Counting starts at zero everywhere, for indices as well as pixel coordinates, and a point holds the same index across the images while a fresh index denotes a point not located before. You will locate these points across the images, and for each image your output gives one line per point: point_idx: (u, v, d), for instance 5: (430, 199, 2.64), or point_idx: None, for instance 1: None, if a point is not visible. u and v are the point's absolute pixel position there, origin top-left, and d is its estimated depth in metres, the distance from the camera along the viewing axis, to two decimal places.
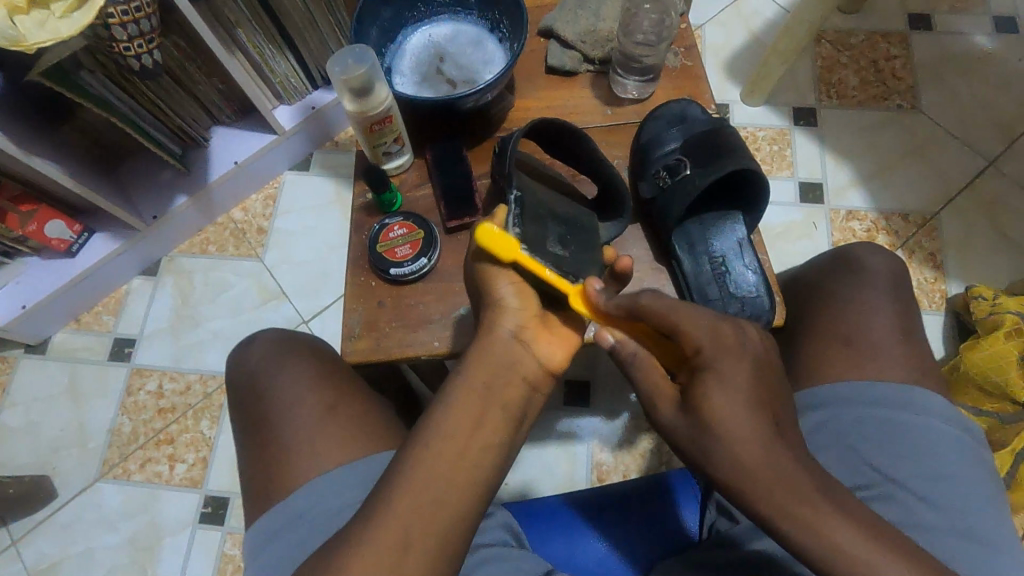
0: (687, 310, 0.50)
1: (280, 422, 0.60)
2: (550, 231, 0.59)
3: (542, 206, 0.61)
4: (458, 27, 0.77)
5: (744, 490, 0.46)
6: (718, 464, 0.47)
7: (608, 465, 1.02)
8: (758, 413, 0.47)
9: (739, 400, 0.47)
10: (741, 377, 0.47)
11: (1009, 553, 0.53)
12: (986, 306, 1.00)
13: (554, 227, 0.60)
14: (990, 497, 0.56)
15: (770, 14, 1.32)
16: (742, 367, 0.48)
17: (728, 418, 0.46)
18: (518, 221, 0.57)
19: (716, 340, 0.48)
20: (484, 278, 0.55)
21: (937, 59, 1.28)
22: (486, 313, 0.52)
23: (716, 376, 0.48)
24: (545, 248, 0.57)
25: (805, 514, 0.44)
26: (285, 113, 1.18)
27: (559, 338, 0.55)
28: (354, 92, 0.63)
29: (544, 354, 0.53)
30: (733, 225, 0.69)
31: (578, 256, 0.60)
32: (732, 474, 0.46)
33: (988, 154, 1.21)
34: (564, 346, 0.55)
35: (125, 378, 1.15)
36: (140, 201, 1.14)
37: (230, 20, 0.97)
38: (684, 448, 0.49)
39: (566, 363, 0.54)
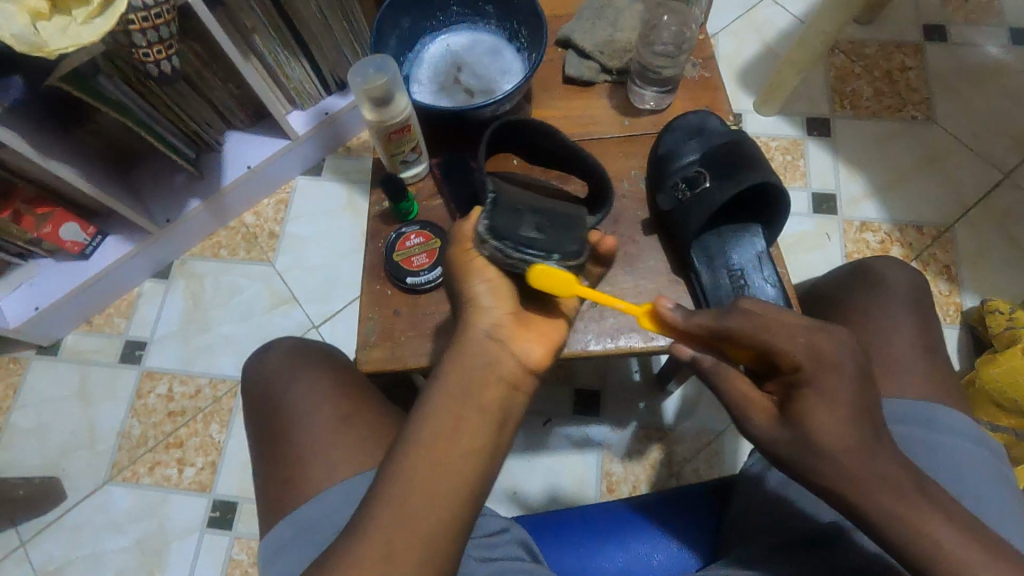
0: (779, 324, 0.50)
1: (295, 430, 0.60)
2: (526, 217, 0.57)
3: (522, 198, 0.59)
4: (475, 36, 0.78)
5: (853, 498, 0.47)
6: (822, 476, 0.47)
7: (618, 475, 1.01)
8: (861, 423, 0.47)
9: (842, 414, 0.47)
10: (847, 393, 0.47)
11: None
12: (1003, 320, 0.99)
13: (531, 214, 0.58)
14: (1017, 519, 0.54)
15: (783, 24, 1.31)
16: (844, 380, 0.47)
17: (834, 432, 0.46)
18: (489, 214, 0.55)
19: (814, 353, 0.48)
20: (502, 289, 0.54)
21: (952, 70, 1.27)
22: (502, 324, 0.51)
23: (816, 391, 0.48)
24: (516, 232, 0.55)
25: (903, 511, 0.45)
26: (299, 118, 1.18)
27: (537, 335, 0.53)
28: (374, 101, 0.63)
29: (523, 352, 0.51)
30: (751, 239, 0.69)
31: (556, 239, 0.56)
32: (841, 483, 0.47)
33: (1004, 167, 1.20)
34: (542, 343, 0.52)
35: (136, 381, 1.15)
36: (154, 204, 1.14)
37: (247, 27, 0.98)
38: (783, 457, 0.49)
39: (547, 361, 0.51)
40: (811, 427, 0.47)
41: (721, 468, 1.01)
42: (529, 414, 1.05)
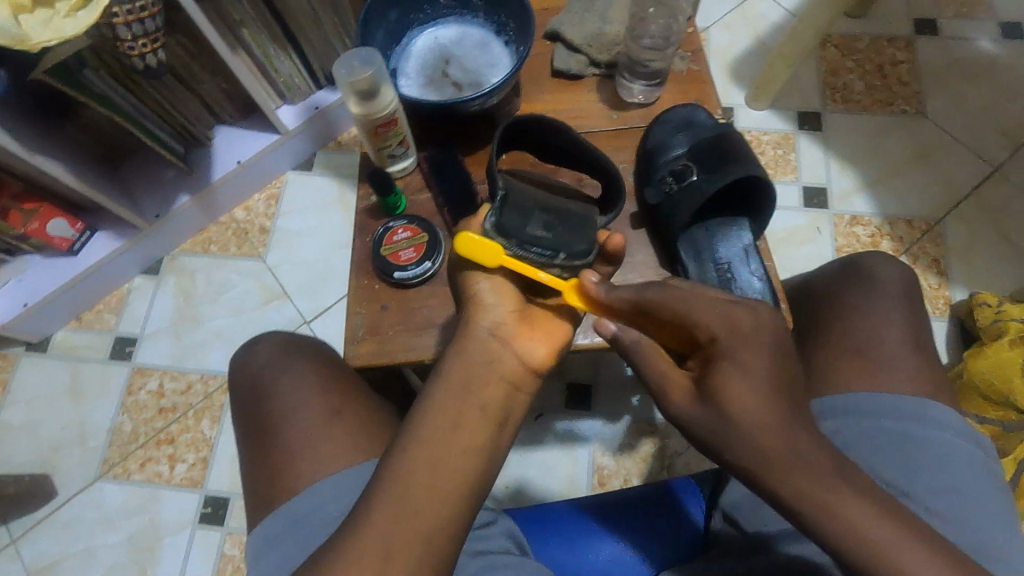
0: (693, 299, 0.50)
1: (282, 426, 0.60)
2: (535, 213, 0.58)
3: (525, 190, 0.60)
4: (463, 30, 0.77)
5: (770, 480, 0.46)
6: (738, 450, 0.47)
7: (609, 469, 1.01)
8: (774, 397, 0.47)
9: (754, 386, 0.47)
10: (758, 365, 0.47)
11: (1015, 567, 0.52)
12: (991, 313, 1.00)
13: (542, 211, 0.58)
14: (1002, 512, 0.55)
15: (775, 18, 1.31)
16: (759, 355, 0.48)
17: (744, 402, 0.47)
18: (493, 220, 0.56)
19: (730, 327, 0.49)
20: (490, 286, 0.54)
21: (943, 64, 1.28)
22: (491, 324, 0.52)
23: (730, 363, 0.48)
24: (524, 232, 0.56)
25: (817, 490, 0.45)
26: (289, 113, 1.18)
27: (542, 335, 0.54)
28: (360, 95, 0.63)
29: (528, 351, 0.52)
30: (739, 232, 0.69)
31: (566, 237, 0.57)
32: (754, 462, 0.47)
33: (993, 160, 1.20)
34: (548, 343, 0.54)
35: (126, 377, 1.15)
36: (143, 200, 1.13)
37: (235, 20, 0.97)
38: (699, 434, 0.49)
39: (550, 362, 0.53)
40: (725, 400, 0.47)
41: (712, 461, 1.02)
42: (520, 409, 1.05)
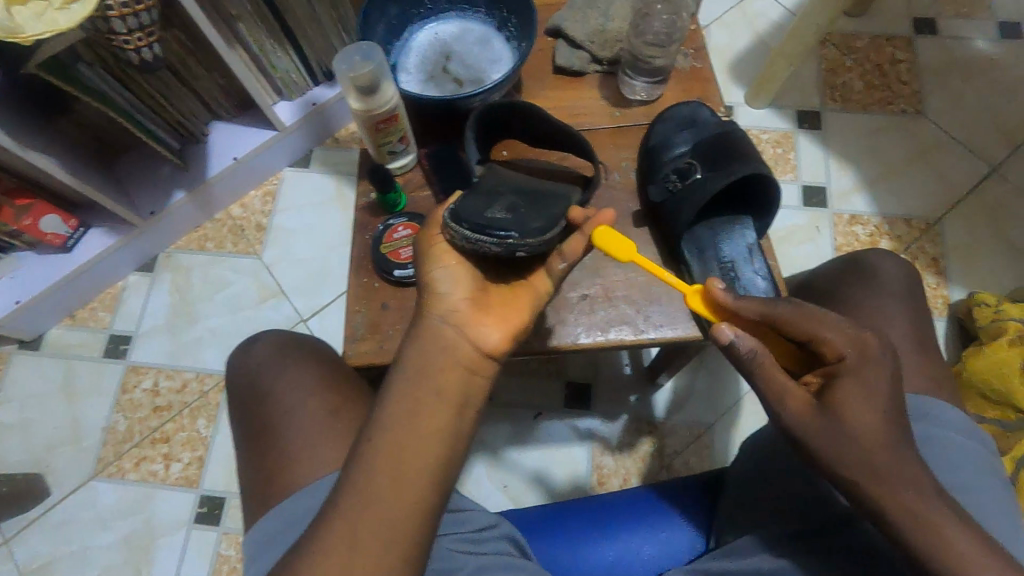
0: (823, 319, 0.50)
1: (280, 425, 0.59)
2: (500, 198, 0.57)
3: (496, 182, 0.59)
4: (464, 25, 0.76)
5: (883, 502, 0.46)
6: (852, 469, 0.47)
7: (608, 468, 1.01)
8: (897, 422, 0.47)
9: (880, 410, 0.47)
10: (886, 389, 0.47)
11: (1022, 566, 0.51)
12: (989, 313, 1.00)
13: (507, 198, 0.57)
14: (1007, 512, 0.54)
15: (775, 16, 1.31)
16: (884, 380, 0.48)
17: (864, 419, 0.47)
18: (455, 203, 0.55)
19: (860, 349, 0.48)
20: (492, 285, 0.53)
21: (942, 63, 1.28)
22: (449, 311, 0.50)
23: (858, 386, 0.48)
24: (481, 212, 0.54)
25: (928, 513, 0.45)
26: (286, 109, 1.17)
27: (496, 318, 0.51)
28: (359, 90, 0.62)
29: (481, 335, 0.49)
30: (742, 231, 0.68)
31: (523, 216, 0.55)
32: (867, 483, 0.46)
33: (992, 160, 1.21)
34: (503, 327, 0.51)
35: (121, 376, 1.14)
36: (138, 196, 1.12)
37: (232, 15, 0.96)
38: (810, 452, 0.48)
39: (505, 345, 0.50)
40: (846, 418, 0.47)
41: (712, 460, 1.01)
42: (520, 408, 1.04)
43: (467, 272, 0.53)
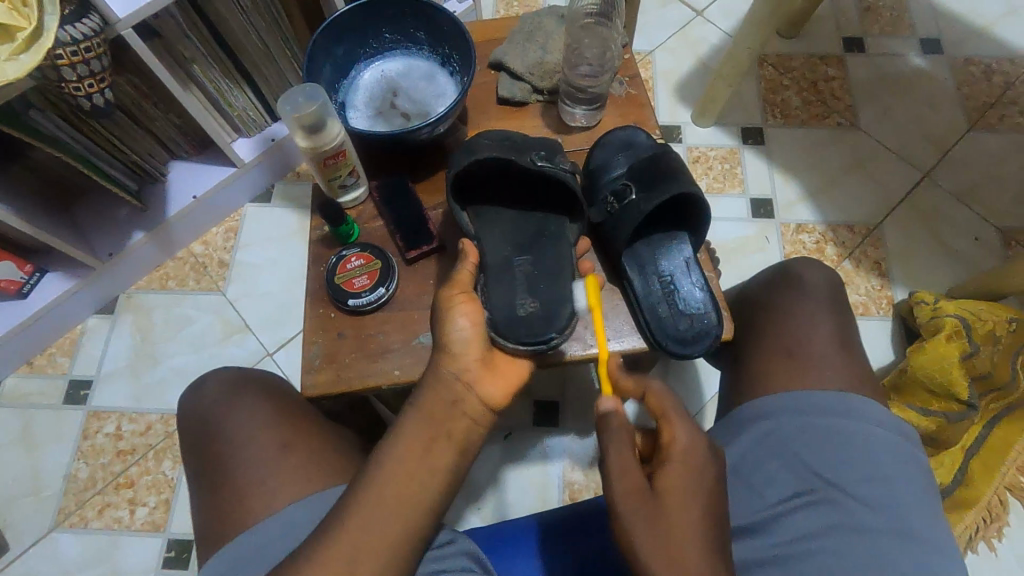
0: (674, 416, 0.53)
1: (233, 462, 0.60)
2: (517, 273, 0.65)
3: (504, 248, 0.67)
4: (410, 62, 0.80)
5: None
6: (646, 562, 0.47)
7: (579, 484, 1.02)
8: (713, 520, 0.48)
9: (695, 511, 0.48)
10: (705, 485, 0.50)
11: (937, 545, 0.56)
12: (928, 311, 1.05)
13: (519, 270, 0.66)
14: (925, 495, 0.58)
15: (716, 40, 1.38)
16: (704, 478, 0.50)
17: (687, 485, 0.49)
18: (482, 288, 0.63)
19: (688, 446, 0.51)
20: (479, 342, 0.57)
21: (872, 79, 1.36)
22: (462, 369, 0.55)
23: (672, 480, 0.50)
24: (512, 303, 0.63)
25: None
26: (244, 146, 1.18)
27: (501, 379, 0.57)
28: (306, 129, 0.64)
29: (487, 394, 0.55)
30: (680, 245, 0.71)
31: (544, 299, 0.64)
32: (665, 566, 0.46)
33: (923, 166, 1.28)
34: (504, 385, 0.57)
35: (81, 422, 1.11)
36: (95, 238, 1.12)
37: (186, 57, 0.98)
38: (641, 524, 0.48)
39: (506, 401, 0.56)
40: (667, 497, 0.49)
41: None
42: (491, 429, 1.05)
43: (480, 335, 0.57)
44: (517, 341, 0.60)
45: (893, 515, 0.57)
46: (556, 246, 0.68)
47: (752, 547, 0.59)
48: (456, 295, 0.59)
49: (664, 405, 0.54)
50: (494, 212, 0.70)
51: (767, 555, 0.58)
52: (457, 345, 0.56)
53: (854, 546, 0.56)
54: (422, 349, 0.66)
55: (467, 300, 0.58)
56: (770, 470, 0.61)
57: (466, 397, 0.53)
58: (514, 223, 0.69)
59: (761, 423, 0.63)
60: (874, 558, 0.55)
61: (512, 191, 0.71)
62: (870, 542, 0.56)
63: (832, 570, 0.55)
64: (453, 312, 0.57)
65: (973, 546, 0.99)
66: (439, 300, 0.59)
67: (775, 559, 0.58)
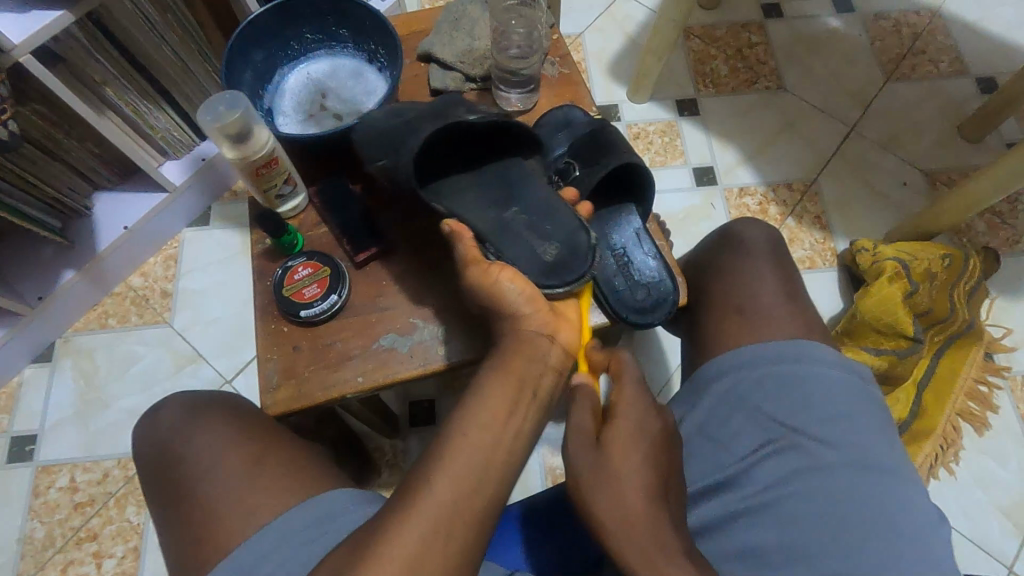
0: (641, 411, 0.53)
1: (202, 486, 0.57)
2: (518, 228, 0.62)
3: (486, 210, 0.63)
4: (334, 62, 0.78)
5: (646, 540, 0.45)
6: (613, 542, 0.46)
7: (561, 468, 1.04)
8: None
9: None
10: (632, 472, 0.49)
11: (894, 475, 0.58)
12: (869, 256, 1.10)
13: (518, 223, 0.62)
14: (879, 429, 0.61)
15: (642, 16, 1.40)
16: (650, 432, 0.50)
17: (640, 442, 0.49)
18: (495, 254, 0.61)
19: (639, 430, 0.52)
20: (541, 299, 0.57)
21: (792, 42, 1.41)
22: (541, 325, 0.55)
23: None
24: (534, 255, 0.60)
25: None
26: (174, 168, 1.13)
27: (565, 324, 0.57)
28: (232, 139, 0.61)
29: (564, 340, 0.55)
30: (629, 217, 0.71)
31: (562, 237, 0.61)
32: None
33: (848, 121, 1.34)
34: (572, 329, 0.57)
35: (30, 479, 1.05)
36: (20, 282, 1.05)
37: (96, 80, 0.92)
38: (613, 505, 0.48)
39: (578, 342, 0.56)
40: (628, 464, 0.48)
41: None
42: None
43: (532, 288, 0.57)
44: (563, 281, 0.59)
45: (853, 452, 0.59)
46: (529, 185, 0.64)
47: (729, 500, 0.60)
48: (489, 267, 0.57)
49: (626, 369, 0.56)
50: (449, 180, 0.65)
51: (743, 508, 0.59)
52: (524, 305, 0.56)
53: (822, 486, 0.58)
54: (384, 351, 0.65)
55: (504, 266, 0.57)
56: (735, 424, 0.62)
57: (550, 350, 0.54)
58: (479, 185, 0.64)
59: (722, 380, 0.65)
60: (841, 496, 0.57)
61: (466, 148, 0.67)
62: (834, 480, 0.58)
63: (804, 512, 0.57)
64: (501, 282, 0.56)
65: (935, 473, 1.04)
66: (474, 278, 0.57)
67: (749, 511, 0.59)
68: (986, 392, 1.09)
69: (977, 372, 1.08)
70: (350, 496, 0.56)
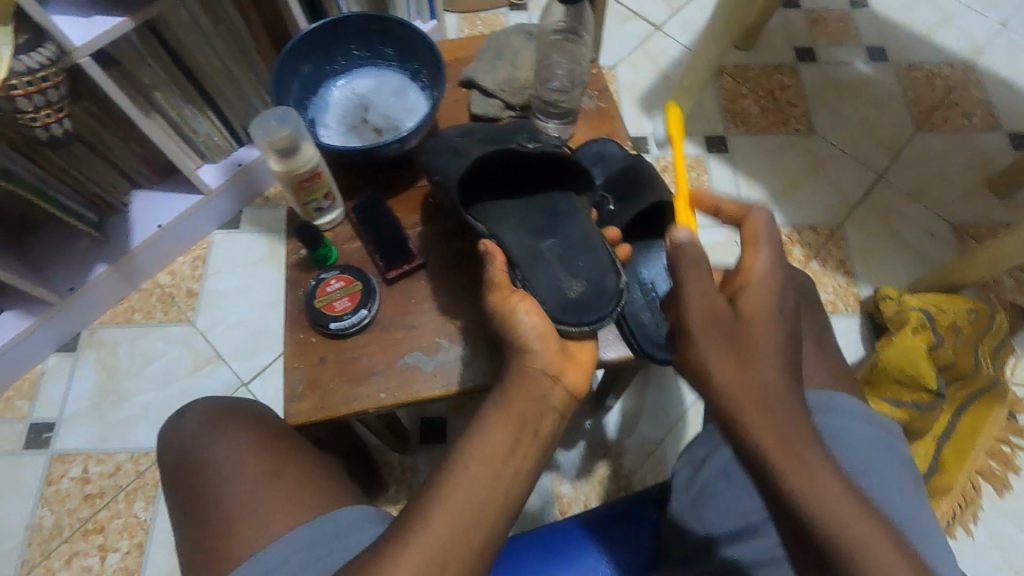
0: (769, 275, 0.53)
1: (221, 493, 0.57)
2: (549, 257, 0.64)
3: (524, 236, 0.65)
4: (378, 76, 0.80)
5: None
6: None
7: (568, 496, 1.03)
8: None
9: None
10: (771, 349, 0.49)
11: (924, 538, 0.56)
12: (893, 304, 1.10)
13: (550, 256, 0.64)
14: (910, 490, 0.60)
15: (675, 53, 1.43)
16: None
17: None
18: (520, 282, 0.61)
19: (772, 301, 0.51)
20: (553, 338, 0.56)
21: (823, 86, 1.42)
22: (548, 364, 0.54)
23: None
24: (559, 290, 0.61)
25: None
26: (211, 172, 1.16)
27: (574, 366, 0.56)
28: (280, 152, 0.63)
29: (572, 383, 0.54)
30: (658, 254, 0.73)
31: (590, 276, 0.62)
32: None
33: (877, 168, 1.34)
34: (581, 372, 0.56)
35: (44, 467, 1.06)
36: (53, 272, 1.08)
37: (147, 84, 0.96)
38: None
39: (587, 387, 0.55)
40: None
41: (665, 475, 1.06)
42: None
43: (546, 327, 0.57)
44: (578, 321, 0.59)
45: (886, 505, 0.56)
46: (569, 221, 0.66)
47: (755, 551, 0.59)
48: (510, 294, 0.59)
49: (761, 231, 0.55)
50: (486, 206, 0.67)
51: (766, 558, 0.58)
52: (534, 341, 0.56)
53: None
54: (408, 369, 0.65)
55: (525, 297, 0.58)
56: None
57: (553, 391, 0.53)
58: (517, 214, 0.67)
59: None
60: None
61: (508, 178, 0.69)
62: None
63: None
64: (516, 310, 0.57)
65: (952, 533, 1.01)
66: (496, 303, 0.59)
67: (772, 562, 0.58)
68: (1008, 453, 1.06)
69: (999, 432, 1.06)
70: (365, 512, 0.57)
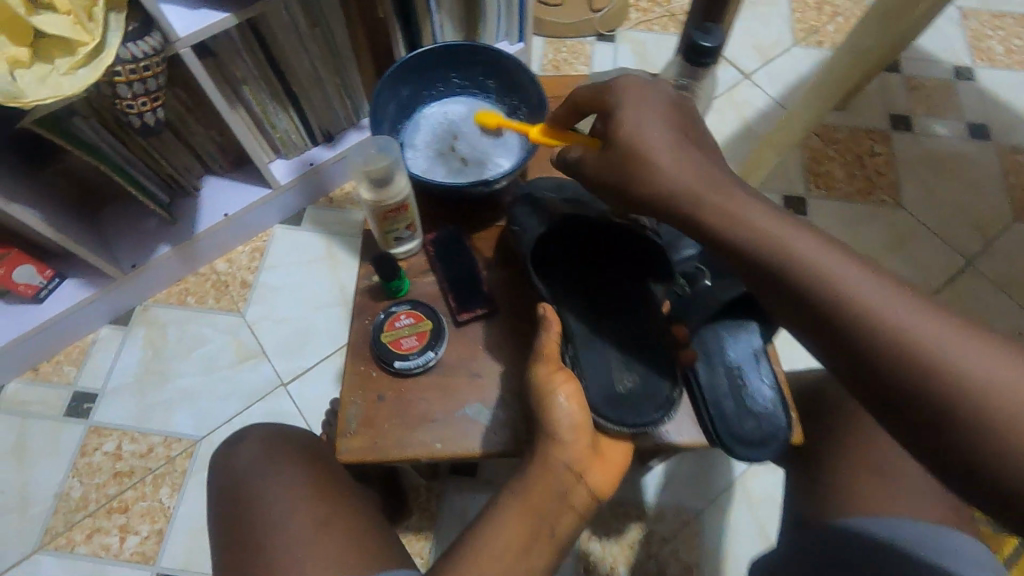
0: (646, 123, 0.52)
1: (266, 536, 0.56)
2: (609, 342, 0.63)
3: (588, 312, 0.64)
4: (474, 106, 0.78)
5: None
6: None
7: (595, 556, 0.98)
8: None
9: None
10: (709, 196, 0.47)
11: None
12: None
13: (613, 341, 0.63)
14: None
15: (762, 104, 1.37)
16: None
17: None
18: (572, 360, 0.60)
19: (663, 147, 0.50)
20: (586, 432, 0.54)
21: (916, 158, 1.34)
22: (572, 459, 0.53)
23: None
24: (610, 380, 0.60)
25: None
26: (283, 168, 1.16)
27: (601, 464, 0.55)
28: (373, 182, 0.61)
29: (594, 482, 0.53)
30: (750, 333, 0.67)
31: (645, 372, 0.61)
32: None
33: (966, 253, 1.25)
34: (606, 473, 0.55)
35: (80, 437, 1.07)
36: (118, 245, 1.09)
37: (237, 77, 0.96)
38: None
39: (608, 492, 0.53)
40: None
41: (700, 550, 1.00)
42: None
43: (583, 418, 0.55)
44: (620, 423, 0.58)
45: None
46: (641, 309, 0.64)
47: None
48: (555, 373, 0.57)
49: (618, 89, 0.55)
50: (560, 274, 0.65)
51: None
52: (566, 431, 0.54)
53: None
54: (466, 421, 0.62)
55: (567, 378, 0.57)
56: None
57: (574, 489, 0.52)
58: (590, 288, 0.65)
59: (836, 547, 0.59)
60: None
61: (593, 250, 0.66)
62: None
63: None
64: (555, 392, 0.56)
65: None
66: (539, 377, 0.57)
67: None
68: None
69: None
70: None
